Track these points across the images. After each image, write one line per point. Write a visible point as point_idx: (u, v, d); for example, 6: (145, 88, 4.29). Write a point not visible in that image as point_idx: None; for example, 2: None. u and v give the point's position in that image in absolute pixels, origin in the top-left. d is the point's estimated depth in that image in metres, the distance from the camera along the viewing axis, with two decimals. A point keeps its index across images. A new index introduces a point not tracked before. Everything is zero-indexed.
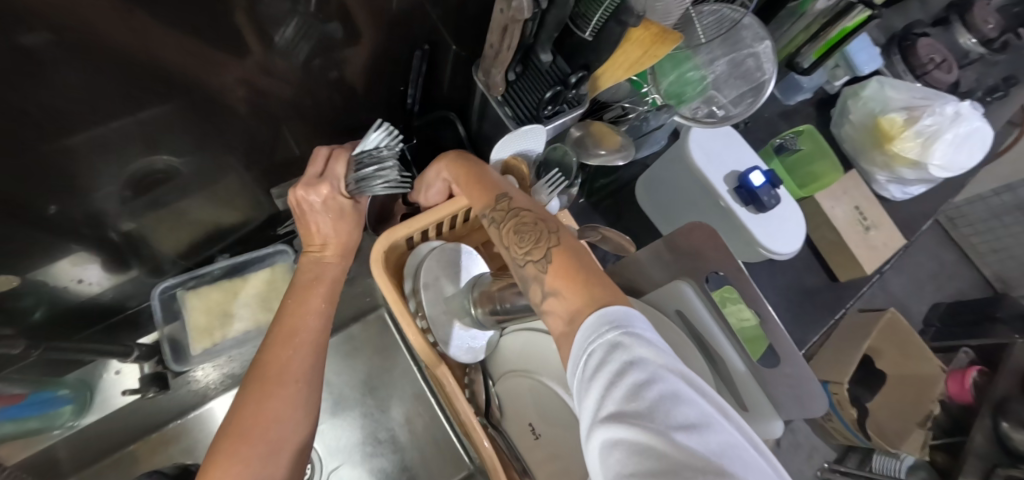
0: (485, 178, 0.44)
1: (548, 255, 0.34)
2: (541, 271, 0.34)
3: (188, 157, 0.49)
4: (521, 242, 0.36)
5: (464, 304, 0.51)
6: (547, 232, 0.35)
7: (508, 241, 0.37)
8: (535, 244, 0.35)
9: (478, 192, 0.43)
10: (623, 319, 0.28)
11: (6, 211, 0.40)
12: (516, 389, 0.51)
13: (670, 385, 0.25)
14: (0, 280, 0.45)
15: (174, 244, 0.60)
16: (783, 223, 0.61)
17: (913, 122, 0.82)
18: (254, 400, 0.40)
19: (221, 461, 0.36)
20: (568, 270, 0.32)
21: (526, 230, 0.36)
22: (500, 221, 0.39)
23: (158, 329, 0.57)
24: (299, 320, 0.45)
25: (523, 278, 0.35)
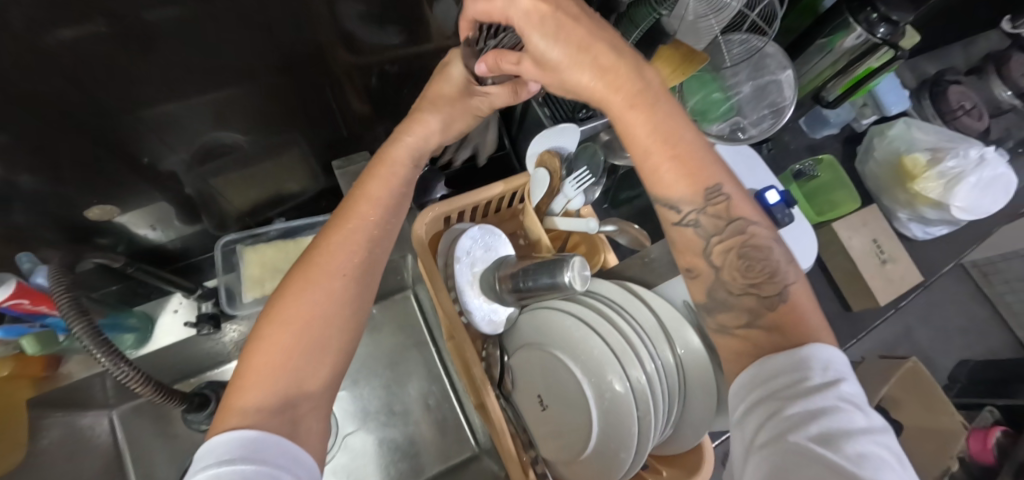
0: (702, 163, 0.40)
1: (780, 294, 0.39)
2: (760, 304, 0.39)
3: (263, 127, 0.56)
4: (744, 271, 0.40)
5: (489, 281, 0.56)
6: (783, 267, 0.40)
7: (727, 261, 0.41)
8: (762, 278, 0.40)
9: (689, 177, 0.40)
10: (837, 371, 0.34)
11: (111, 154, 0.49)
12: (529, 362, 0.54)
13: (869, 437, 0.30)
14: (104, 210, 0.55)
15: (237, 206, 0.68)
16: (794, 240, 0.65)
17: (936, 163, 0.84)
18: (301, 296, 0.41)
19: (268, 340, 0.39)
20: (795, 317, 0.38)
21: (752, 259, 0.40)
22: (716, 231, 0.40)
23: (217, 277, 0.64)
24: (355, 223, 0.46)
25: (728, 298, 0.41)
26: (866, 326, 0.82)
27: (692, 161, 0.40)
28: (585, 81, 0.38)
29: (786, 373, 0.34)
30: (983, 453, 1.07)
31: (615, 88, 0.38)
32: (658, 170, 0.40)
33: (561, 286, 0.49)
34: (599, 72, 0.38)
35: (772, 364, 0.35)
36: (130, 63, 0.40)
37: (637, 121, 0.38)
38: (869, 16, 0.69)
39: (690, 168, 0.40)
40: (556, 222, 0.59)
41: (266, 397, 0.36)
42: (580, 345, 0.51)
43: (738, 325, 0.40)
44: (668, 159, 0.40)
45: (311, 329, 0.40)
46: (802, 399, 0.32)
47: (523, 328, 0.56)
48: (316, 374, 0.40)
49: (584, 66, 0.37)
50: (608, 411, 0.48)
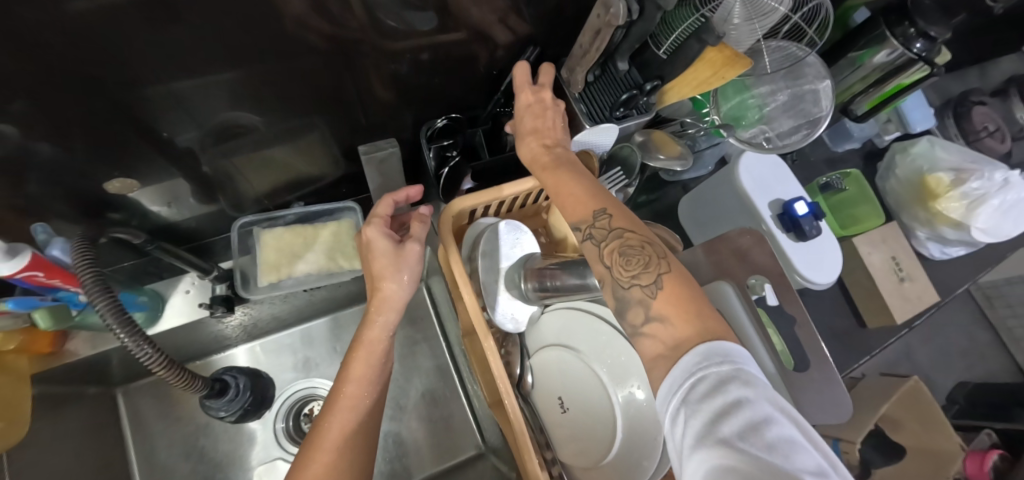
0: (594, 188, 0.44)
1: (657, 281, 0.37)
2: (647, 296, 0.37)
3: (289, 110, 0.54)
4: (625, 265, 0.39)
5: (515, 277, 0.55)
6: (658, 258, 0.38)
7: (611, 261, 0.40)
8: (643, 268, 0.38)
9: (577, 198, 0.44)
10: (736, 356, 0.32)
11: (132, 125, 0.46)
12: (550, 362, 0.54)
13: (777, 424, 0.29)
14: (124, 185, 0.54)
15: (254, 190, 0.65)
16: (821, 254, 0.64)
17: (960, 184, 0.83)
18: (351, 381, 0.47)
19: (332, 422, 0.46)
20: (680, 302, 0.36)
21: (631, 253, 0.39)
22: (599, 239, 0.41)
23: (233, 259, 0.61)
24: (384, 304, 0.48)
25: (621, 298, 0.39)
26: (882, 344, 0.81)
27: (598, 194, 0.44)
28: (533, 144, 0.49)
29: (693, 373, 0.32)
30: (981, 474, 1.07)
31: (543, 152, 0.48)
32: (563, 194, 0.45)
33: (590, 287, 0.48)
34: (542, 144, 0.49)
35: (682, 366, 0.33)
36: (158, 32, 0.37)
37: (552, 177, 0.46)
38: (906, 30, 0.68)
39: (589, 192, 0.44)
40: None
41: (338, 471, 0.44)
42: (609, 351, 0.51)
43: (641, 322, 0.37)
44: (582, 190, 0.44)
45: (350, 410, 0.47)
46: (712, 401, 0.30)
47: (547, 329, 0.56)
48: (367, 434, 0.48)
49: (536, 134, 0.50)
50: (633, 414, 0.48)
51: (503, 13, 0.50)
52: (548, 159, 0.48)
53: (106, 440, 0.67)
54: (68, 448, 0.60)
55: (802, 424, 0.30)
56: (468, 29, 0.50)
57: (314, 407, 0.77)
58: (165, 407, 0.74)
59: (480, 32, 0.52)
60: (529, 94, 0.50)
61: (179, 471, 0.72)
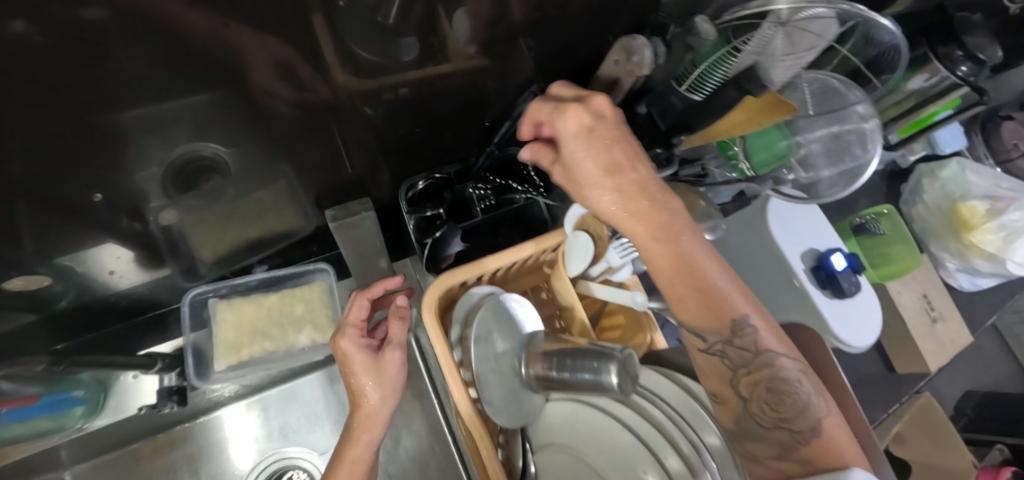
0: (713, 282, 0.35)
1: (811, 429, 0.32)
2: (790, 440, 0.32)
3: (250, 171, 0.45)
4: (773, 405, 0.33)
5: (514, 363, 0.47)
6: (813, 398, 0.33)
7: (747, 390, 0.34)
8: (796, 411, 0.32)
9: (699, 293, 0.35)
10: None
11: (44, 200, 0.36)
12: (556, 464, 0.46)
13: None
14: (31, 280, 0.44)
15: (215, 251, 0.56)
16: (860, 313, 0.56)
17: (997, 214, 0.76)
18: None
19: None
20: (830, 455, 0.31)
21: (782, 390, 0.33)
22: (738, 362, 0.34)
23: (183, 336, 0.53)
24: (366, 421, 0.41)
25: (748, 429, 0.34)
26: (912, 389, 0.75)
27: (709, 282, 0.34)
28: (615, 185, 0.35)
29: None
30: None
31: (634, 207, 0.35)
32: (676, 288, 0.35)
33: (606, 386, 0.40)
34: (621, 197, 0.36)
35: None
36: (66, 112, 0.28)
37: (658, 251, 0.35)
38: (953, 54, 0.60)
39: (714, 287, 0.34)
40: (593, 289, 0.48)
41: None
42: (616, 446, 0.42)
43: (770, 456, 0.33)
44: (698, 285, 0.35)
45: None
46: None
47: (551, 421, 0.48)
48: None
49: (609, 178, 0.36)
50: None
51: (515, 47, 0.40)
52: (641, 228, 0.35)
53: None
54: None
55: None
56: (468, 71, 0.41)
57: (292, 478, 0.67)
58: None
59: (485, 69, 0.42)
60: (573, 120, 0.35)
61: None
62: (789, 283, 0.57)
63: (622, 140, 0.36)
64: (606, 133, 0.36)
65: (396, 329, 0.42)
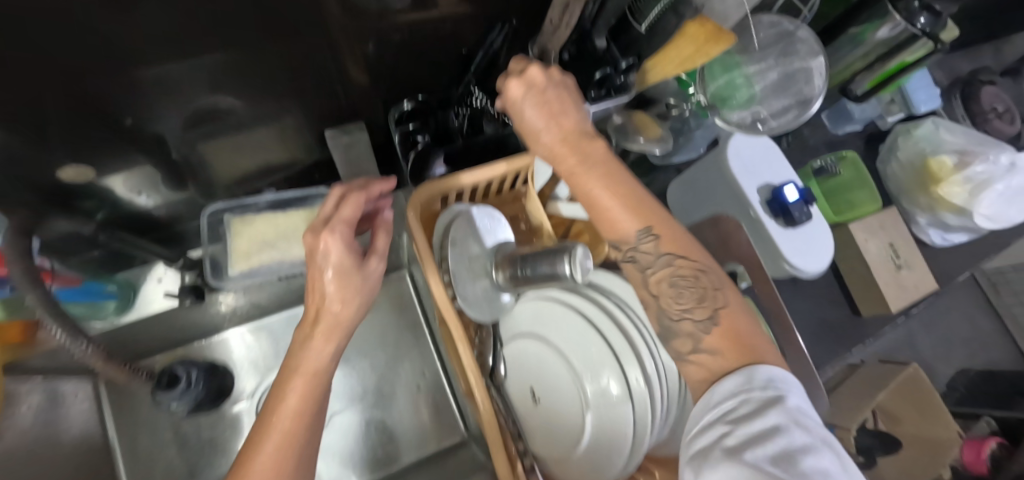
0: (641, 204, 0.41)
1: (712, 317, 0.39)
2: (698, 331, 0.39)
3: (261, 101, 0.51)
4: (677, 298, 0.40)
5: (487, 266, 0.54)
6: (713, 291, 0.40)
7: (660, 290, 0.41)
8: (698, 303, 0.40)
9: (629, 215, 0.41)
10: (778, 382, 0.35)
11: (84, 118, 0.42)
12: (524, 353, 0.53)
13: (813, 456, 0.31)
14: (80, 172, 0.49)
15: (226, 174, 0.62)
16: (812, 240, 0.61)
17: (963, 167, 0.80)
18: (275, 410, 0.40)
19: (250, 462, 0.38)
20: (734, 339, 0.38)
21: (683, 285, 0.40)
22: (651, 265, 0.41)
23: (203, 246, 0.61)
24: (338, 320, 0.43)
25: (668, 328, 0.41)
26: (875, 333, 0.79)
27: (631, 201, 0.41)
28: (564, 134, 0.42)
29: (735, 395, 0.35)
30: (975, 464, 1.33)
31: (564, 150, 0.42)
32: (601, 211, 0.42)
33: (560, 276, 0.46)
34: (560, 138, 0.42)
35: (722, 387, 0.36)
36: (107, 40, 0.34)
37: (595, 189, 0.41)
38: (909, 4, 0.62)
39: (636, 207, 0.41)
40: (560, 207, 0.57)
41: None
42: (580, 345, 0.49)
43: (688, 350, 0.39)
44: (622, 205, 0.41)
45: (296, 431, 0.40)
46: (751, 422, 0.32)
47: (518, 318, 0.55)
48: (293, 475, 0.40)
49: (550, 127, 0.42)
50: (598, 409, 0.47)
51: None
52: (576, 162, 0.41)
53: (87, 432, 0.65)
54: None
55: (828, 444, 0.32)
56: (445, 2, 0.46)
57: None
58: None
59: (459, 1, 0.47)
60: (517, 84, 0.40)
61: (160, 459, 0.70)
62: (745, 213, 0.62)
63: (555, 94, 0.41)
64: (546, 88, 0.41)
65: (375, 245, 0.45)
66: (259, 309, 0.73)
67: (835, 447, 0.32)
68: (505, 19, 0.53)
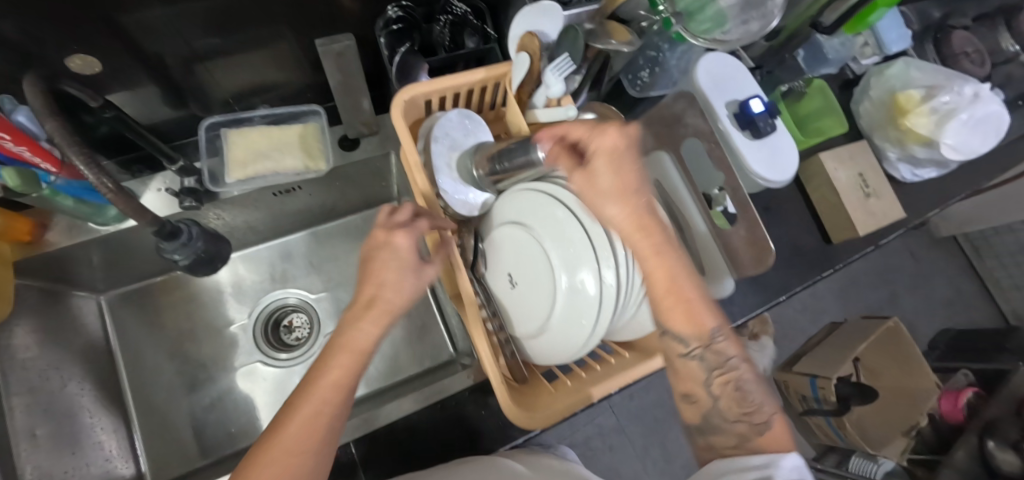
0: (698, 300, 0.47)
1: (765, 423, 0.47)
2: (750, 432, 0.47)
3: (257, 14, 0.54)
4: (737, 403, 0.47)
5: (467, 165, 0.57)
6: (763, 404, 0.47)
7: (721, 395, 0.47)
8: (752, 410, 0.47)
9: (684, 312, 0.46)
10: (796, 468, 0.44)
11: (91, 12, 0.46)
12: (503, 238, 0.57)
13: None
14: (83, 61, 0.51)
15: (223, 94, 0.66)
16: (777, 151, 0.64)
17: (929, 99, 0.84)
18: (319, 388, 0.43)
19: (286, 430, 0.41)
20: (777, 442, 0.46)
21: (745, 392, 0.47)
22: (710, 364, 0.47)
23: (201, 160, 0.63)
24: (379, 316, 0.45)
25: (723, 425, 0.48)
26: (845, 259, 0.83)
27: (690, 295, 0.46)
28: (629, 209, 0.45)
29: (759, 468, 0.44)
30: (952, 413, 1.38)
31: (636, 236, 0.45)
32: (662, 302, 0.46)
33: (534, 163, 0.50)
34: (630, 217, 0.45)
35: (749, 460, 0.45)
36: None
37: (655, 266, 0.45)
38: None
39: (692, 307, 0.46)
40: (536, 116, 0.58)
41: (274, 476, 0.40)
42: (555, 239, 0.50)
43: (730, 446, 0.48)
44: (687, 287, 0.46)
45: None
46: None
47: (501, 209, 0.57)
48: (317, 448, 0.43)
49: (615, 201, 0.45)
50: (570, 303, 0.49)
51: None
52: (647, 244, 0.45)
53: (92, 343, 0.69)
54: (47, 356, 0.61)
55: None
56: None
57: (290, 316, 0.81)
58: (148, 315, 0.76)
59: None
60: (599, 159, 0.45)
61: (162, 371, 0.74)
62: (714, 127, 0.65)
63: (627, 168, 0.45)
64: (622, 154, 0.45)
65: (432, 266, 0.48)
66: (254, 232, 0.77)
67: None
68: None
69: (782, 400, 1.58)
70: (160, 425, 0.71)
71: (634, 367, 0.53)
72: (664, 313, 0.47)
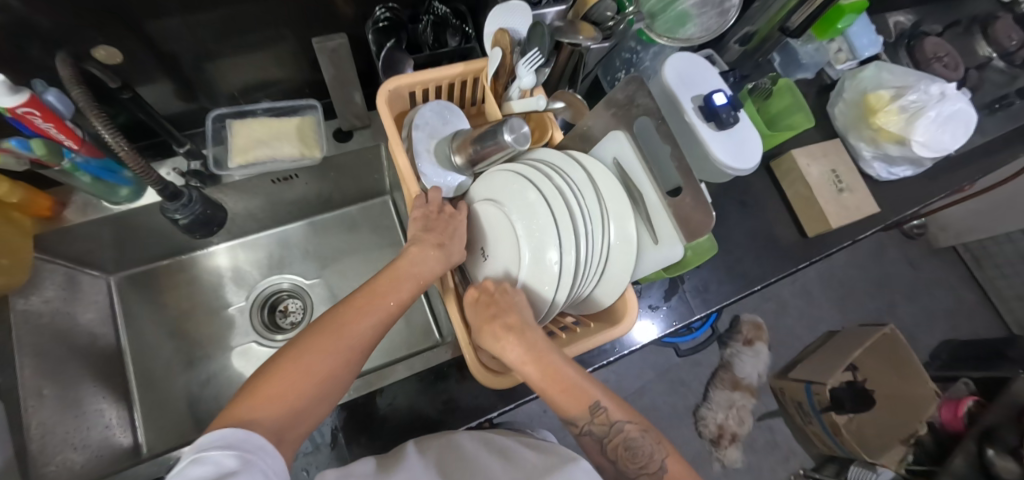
0: (580, 385, 0.51)
1: (661, 469, 0.48)
2: None
3: (257, 17, 0.61)
4: (633, 459, 0.49)
5: (446, 150, 0.62)
6: (657, 457, 0.49)
7: (620, 454, 0.50)
8: (648, 460, 0.49)
9: (573, 399, 0.50)
10: None
11: (114, 12, 0.52)
12: (478, 215, 0.61)
13: None
14: (107, 55, 0.57)
15: (229, 90, 0.72)
16: (742, 141, 0.68)
17: (899, 98, 0.87)
18: (354, 315, 0.50)
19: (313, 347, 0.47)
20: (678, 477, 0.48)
21: (635, 450, 0.49)
22: (605, 433, 0.50)
23: (207, 147, 0.69)
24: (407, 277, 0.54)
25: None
26: (821, 251, 0.85)
27: (575, 391, 0.50)
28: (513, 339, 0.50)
29: None
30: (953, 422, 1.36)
31: (530, 366, 0.50)
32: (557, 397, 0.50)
33: (504, 146, 0.54)
34: (517, 338, 0.50)
35: None
36: None
37: (537, 377, 0.50)
38: None
39: (579, 394, 0.50)
40: (511, 106, 0.62)
41: (298, 391, 0.45)
42: (523, 209, 0.55)
43: None
44: (577, 386, 0.50)
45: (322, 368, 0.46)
46: None
47: (477, 189, 0.62)
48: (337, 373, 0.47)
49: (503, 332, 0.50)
50: (535, 276, 0.54)
51: None
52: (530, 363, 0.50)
53: (100, 319, 0.74)
54: (59, 326, 0.67)
55: None
56: None
57: (284, 301, 0.87)
58: (153, 296, 0.81)
59: None
60: (478, 295, 0.53)
61: (164, 349, 0.79)
62: (682, 121, 0.69)
63: (514, 308, 0.51)
64: (493, 310, 0.51)
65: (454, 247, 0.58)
66: (253, 220, 0.82)
67: None
68: None
69: (779, 407, 1.56)
70: (159, 398, 0.76)
71: (596, 335, 0.57)
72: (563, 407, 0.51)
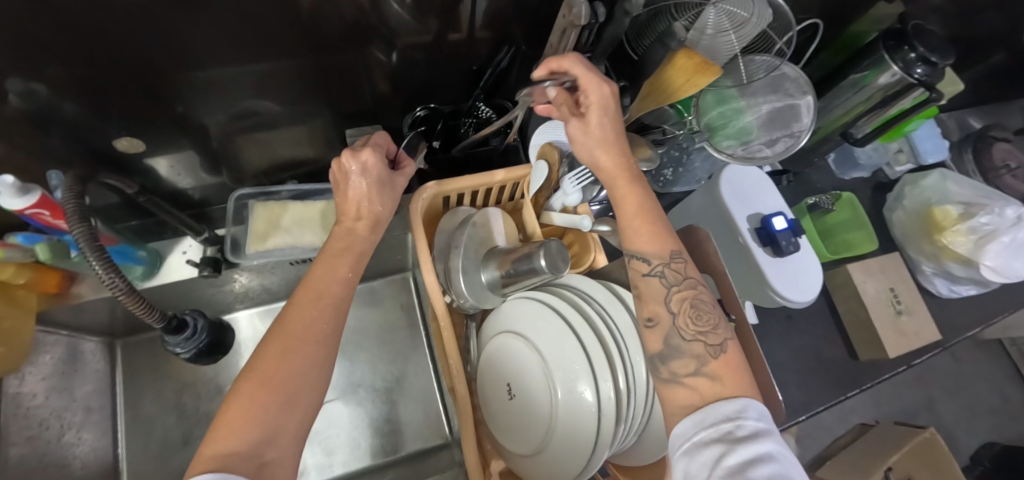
0: (660, 226, 0.46)
1: (722, 345, 0.42)
2: (706, 353, 0.41)
3: (292, 102, 0.58)
4: (694, 322, 0.43)
5: (477, 266, 0.58)
6: (726, 332, 0.43)
7: (682, 318, 0.43)
8: (711, 329, 0.43)
9: (649, 236, 0.46)
10: (754, 411, 0.37)
11: (145, 98, 0.50)
12: (503, 347, 0.56)
13: (776, 463, 0.34)
14: (131, 143, 0.55)
15: (256, 166, 0.69)
16: (800, 269, 0.62)
17: (968, 217, 0.80)
18: (275, 356, 0.41)
19: (244, 401, 0.38)
20: (731, 368, 0.40)
21: (703, 309, 0.43)
22: (673, 281, 0.44)
23: (227, 227, 0.66)
24: (319, 294, 0.45)
25: (677, 346, 0.42)
26: (874, 378, 0.77)
27: (656, 228, 0.46)
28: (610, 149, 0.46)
29: (727, 419, 0.37)
30: None
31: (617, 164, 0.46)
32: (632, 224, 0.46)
33: (539, 271, 0.51)
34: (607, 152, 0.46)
35: (718, 408, 0.37)
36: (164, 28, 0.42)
37: (628, 193, 0.46)
38: (906, 55, 0.64)
39: (654, 233, 0.46)
40: (552, 217, 0.58)
41: (241, 441, 0.37)
42: (557, 346, 0.50)
43: (687, 372, 0.41)
44: (652, 221, 0.46)
45: (288, 385, 0.40)
46: (747, 444, 0.35)
47: (502, 314, 0.57)
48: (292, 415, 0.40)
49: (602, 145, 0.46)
50: (571, 415, 0.48)
51: (495, 7, 0.52)
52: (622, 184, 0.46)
53: (99, 390, 0.71)
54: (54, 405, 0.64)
55: (792, 461, 0.35)
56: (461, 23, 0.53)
57: None
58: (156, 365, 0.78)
59: (469, 27, 0.54)
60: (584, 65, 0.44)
61: (160, 424, 0.75)
62: (735, 241, 0.64)
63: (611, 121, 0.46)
64: (603, 119, 0.46)
65: (363, 224, 0.50)
66: (267, 292, 0.79)
67: (797, 463, 0.35)
68: (511, 42, 0.59)
69: None
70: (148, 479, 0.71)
71: None
72: (636, 241, 0.46)
